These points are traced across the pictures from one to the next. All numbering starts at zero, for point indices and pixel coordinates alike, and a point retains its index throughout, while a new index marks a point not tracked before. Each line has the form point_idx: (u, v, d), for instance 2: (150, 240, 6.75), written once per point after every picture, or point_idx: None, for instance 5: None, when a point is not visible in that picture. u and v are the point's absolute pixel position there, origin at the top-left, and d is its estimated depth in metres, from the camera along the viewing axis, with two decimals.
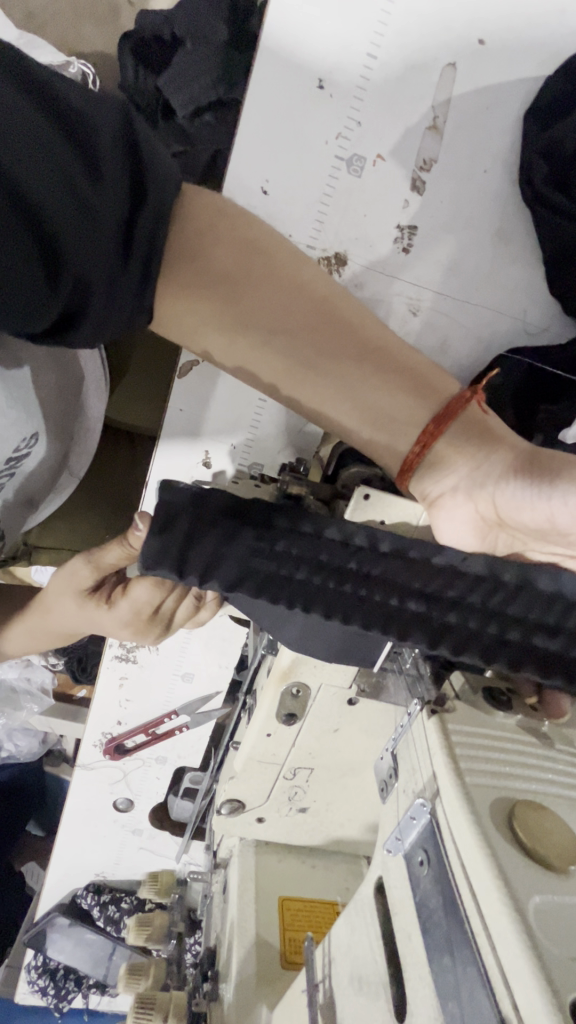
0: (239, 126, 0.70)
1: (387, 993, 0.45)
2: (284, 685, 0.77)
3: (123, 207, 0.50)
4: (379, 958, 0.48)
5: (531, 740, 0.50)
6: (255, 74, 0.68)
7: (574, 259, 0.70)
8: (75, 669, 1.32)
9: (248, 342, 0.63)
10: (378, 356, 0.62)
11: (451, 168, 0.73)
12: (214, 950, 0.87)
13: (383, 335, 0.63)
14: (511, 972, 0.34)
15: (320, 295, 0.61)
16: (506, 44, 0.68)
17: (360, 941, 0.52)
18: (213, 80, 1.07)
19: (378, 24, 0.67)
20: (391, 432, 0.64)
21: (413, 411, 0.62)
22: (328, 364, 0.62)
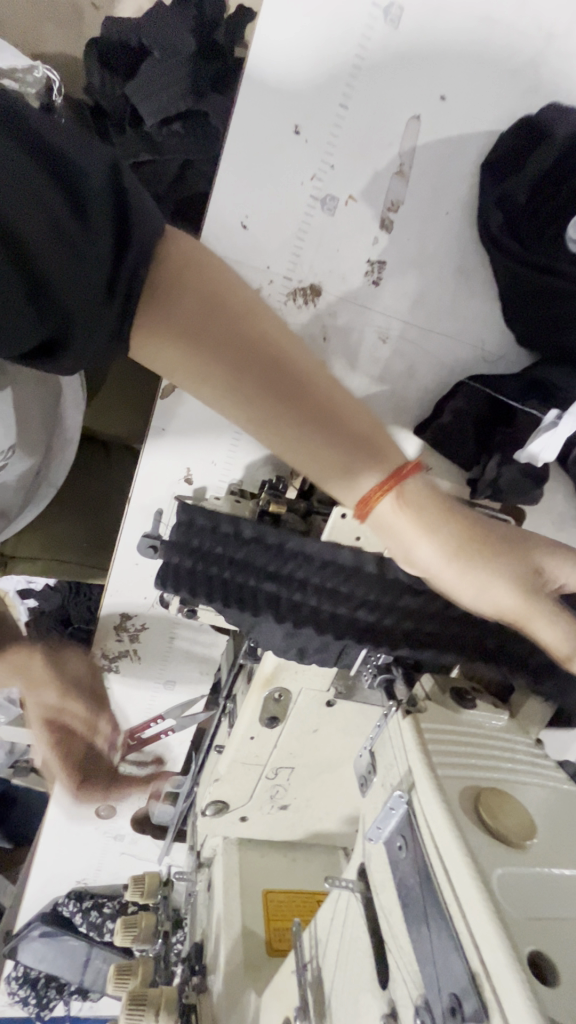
0: (219, 164, 0.74)
1: (369, 963, 0.51)
2: (267, 690, 0.81)
3: (105, 252, 0.48)
4: (363, 930, 0.53)
5: (492, 734, 0.57)
6: (235, 117, 0.73)
7: (526, 299, 0.77)
8: (43, 674, 1.33)
9: (217, 399, 0.58)
10: (327, 400, 0.58)
11: (416, 210, 0.79)
12: (201, 945, 0.91)
13: (354, 406, 0.60)
14: (477, 935, 0.39)
15: (296, 364, 0.57)
16: (466, 99, 0.74)
17: (344, 922, 0.57)
18: (182, 92, 1.11)
19: (351, 69, 0.72)
20: (347, 478, 0.61)
21: (370, 469, 0.60)
22: (290, 415, 0.58)
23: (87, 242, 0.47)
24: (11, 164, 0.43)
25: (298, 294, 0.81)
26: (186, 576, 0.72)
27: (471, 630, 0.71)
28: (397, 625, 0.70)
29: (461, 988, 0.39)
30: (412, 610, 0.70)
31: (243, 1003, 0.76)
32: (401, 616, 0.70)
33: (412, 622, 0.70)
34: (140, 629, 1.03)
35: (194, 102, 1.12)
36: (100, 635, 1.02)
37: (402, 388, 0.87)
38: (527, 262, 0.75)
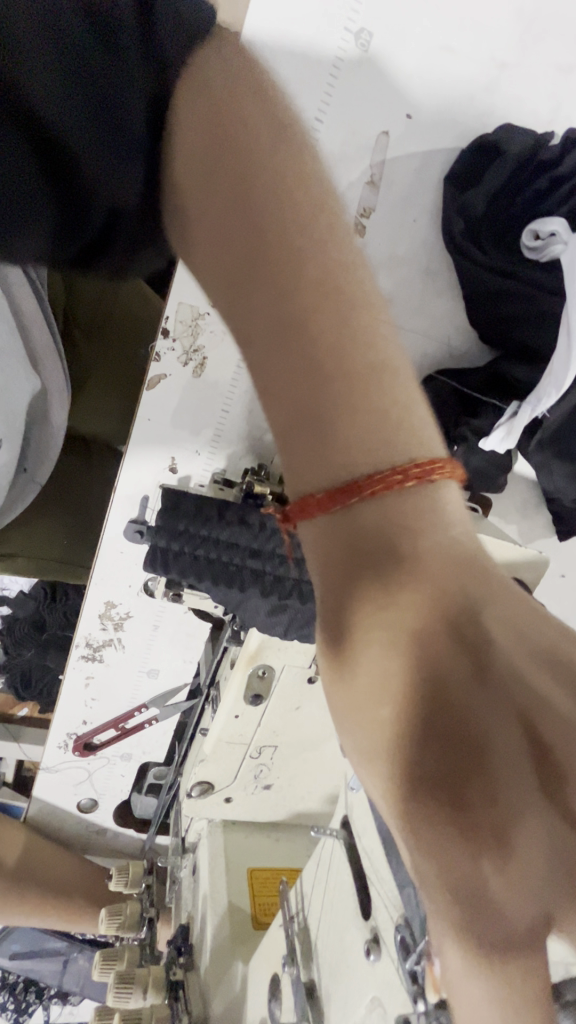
0: None
1: (353, 899, 0.54)
2: (252, 667, 0.85)
3: (143, 104, 0.44)
4: (346, 868, 0.57)
5: None
6: None
7: (487, 299, 0.84)
8: (17, 685, 1.40)
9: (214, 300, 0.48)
10: (411, 530, 0.41)
11: (386, 216, 0.85)
12: (188, 927, 0.92)
13: (371, 398, 0.41)
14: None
15: (308, 308, 0.42)
16: (429, 118, 0.81)
17: (328, 870, 0.60)
18: None
19: (328, 83, 0.78)
20: (285, 388, 0.42)
21: (346, 424, 0.41)
22: (249, 301, 0.44)
23: (123, 99, 0.44)
24: (41, 27, 0.41)
25: None
26: (174, 560, 0.75)
27: None
28: None
29: None
30: None
31: (231, 972, 0.78)
32: None
33: None
34: (124, 617, 1.05)
35: None
36: (84, 623, 1.04)
37: None
38: (485, 266, 0.82)
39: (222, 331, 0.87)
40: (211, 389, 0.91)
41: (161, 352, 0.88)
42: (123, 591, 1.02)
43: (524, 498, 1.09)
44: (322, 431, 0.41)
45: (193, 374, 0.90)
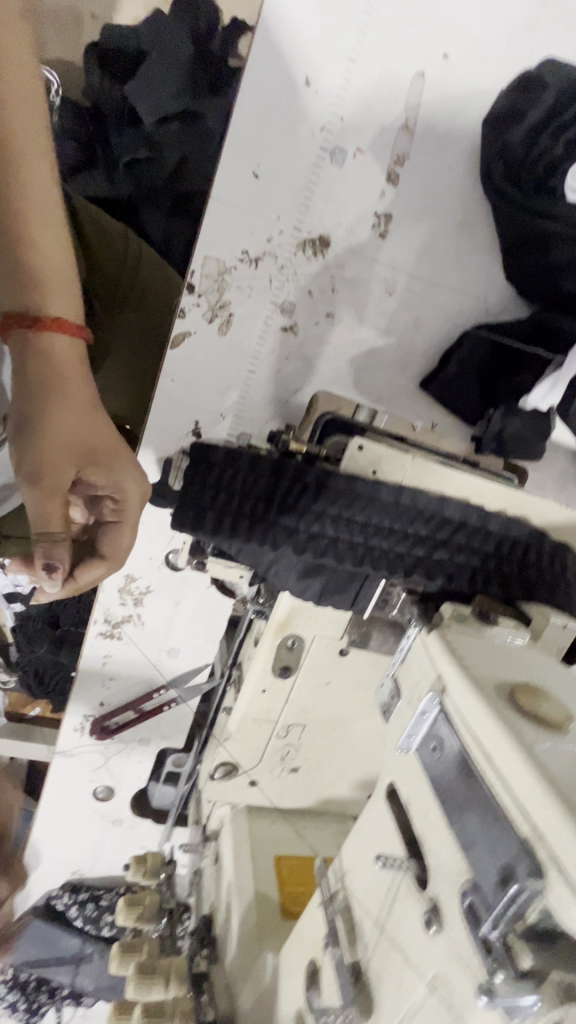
0: (236, 108, 0.77)
1: (410, 877, 0.48)
2: (280, 637, 0.80)
3: None
4: (397, 843, 0.51)
5: (516, 654, 0.58)
6: (251, 58, 0.74)
7: (529, 248, 0.81)
8: (33, 677, 1.33)
9: (25, 201, 0.57)
10: (109, 441, 0.65)
11: (421, 163, 0.82)
12: (211, 917, 0.87)
13: (68, 284, 0.62)
14: (521, 796, 0.39)
15: (67, 255, 0.62)
16: (466, 60, 0.78)
17: (375, 836, 0.55)
18: (180, 95, 1.24)
19: (363, 19, 0.75)
20: (32, 250, 0.59)
21: (57, 292, 0.61)
22: (29, 223, 0.58)
23: None
24: None
25: (308, 245, 0.84)
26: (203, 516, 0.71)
27: (484, 562, 0.74)
28: (413, 559, 0.73)
29: (511, 856, 0.38)
30: (428, 545, 0.73)
31: (259, 964, 0.72)
32: (417, 552, 0.73)
33: (428, 556, 0.73)
34: (144, 592, 1.01)
35: (191, 102, 1.25)
36: (104, 599, 1.00)
37: (408, 340, 0.90)
38: (529, 209, 0.79)
39: (249, 286, 0.85)
40: (236, 350, 0.88)
41: (185, 308, 0.84)
42: (143, 565, 0.99)
43: (563, 470, 1.03)
44: (67, 295, 0.62)
45: (218, 332, 0.86)
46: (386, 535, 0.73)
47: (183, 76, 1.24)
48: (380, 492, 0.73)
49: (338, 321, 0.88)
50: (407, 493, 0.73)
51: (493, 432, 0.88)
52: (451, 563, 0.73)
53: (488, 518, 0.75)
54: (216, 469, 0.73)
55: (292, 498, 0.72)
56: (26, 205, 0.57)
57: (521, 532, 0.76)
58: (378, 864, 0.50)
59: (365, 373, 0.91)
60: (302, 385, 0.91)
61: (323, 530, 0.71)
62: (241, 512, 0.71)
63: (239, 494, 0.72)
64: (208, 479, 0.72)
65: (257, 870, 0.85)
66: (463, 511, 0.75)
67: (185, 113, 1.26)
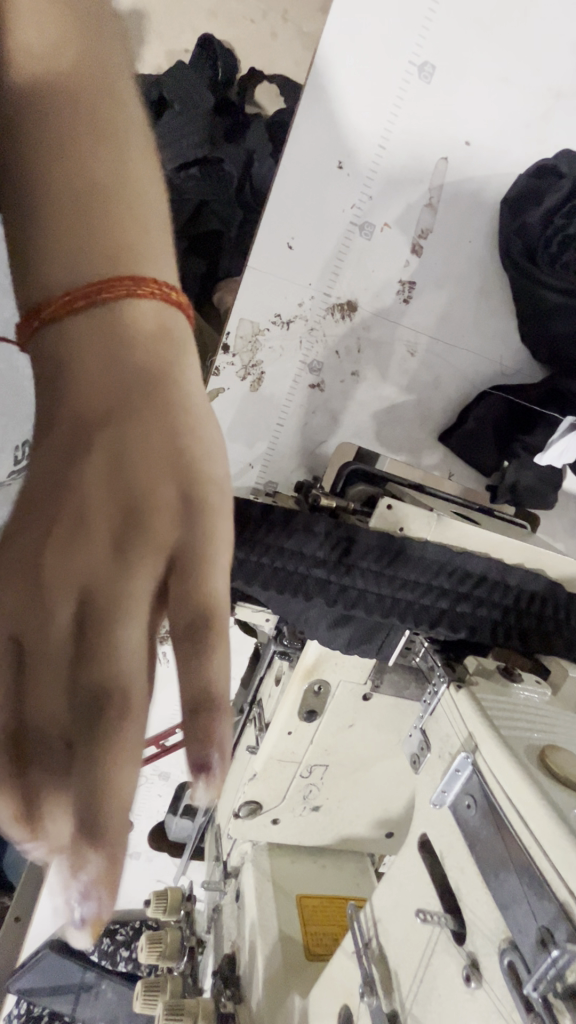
0: (274, 187, 0.83)
1: (447, 932, 0.51)
2: (308, 682, 0.84)
3: None
4: (434, 896, 0.54)
5: (541, 711, 0.62)
6: (289, 145, 0.81)
7: (543, 316, 0.87)
8: None
9: (77, 134, 0.40)
10: (200, 468, 0.38)
11: (444, 236, 0.88)
12: (234, 956, 0.89)
13: (138, 236, 0.40)
14: (557, 862, 0.42)
15: (142, 202, 0.41)
16: (486, 145, 0.84)
17: (409, 888, 0.58)
18: (198, 142, 1.33)
19: (392, 109, 0.81)
20: (76, 195, 0.39)
21: (107, 245, 0.39)
22: (68, 157, 0.40)
23: None
24: None
25: (336, 309, 0.89)
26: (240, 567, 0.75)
27: (504, 614, 0.78)
28: (437, 612, 0.77)
29: (550, 918, 0.41)
30: (451, 598, 0.77)
31: (287, 1006, 0.74)
32: (441, 604, 0.77)
33: (451, 608, 0.77)
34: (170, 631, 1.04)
35: (208, 150, 1.34)
36: None
37: (428, 396, 0.95)
38: (540, 281, 0.84)
39: (280, 346, 0.90)
40: (266, 404, 0.93)
41: (220, 367, 0.89)
42: None
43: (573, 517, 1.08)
44: (124, 230, 0.39)
45: (250, 389, 0.91)
46: (412, 588, 0.77)
47: (202, 126, 1.33)
48: (407, 548, 0.77)
49: (362, 379, 0.93)
50: (432, 548, 0.78)
51: (508, 484, 0.93)
52: (473, 615, 0.77)
53: (507, 572, 0.79)
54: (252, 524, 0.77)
55: (323, 553, 0.76)
56: (80, 143, 0.40)
57: (538, 585, 0.80)
58: (419, 917, 0.50)
59: (387, 426, 0.96)
60: (327, 437, 0.96)
61: (353, 584, 0.75)
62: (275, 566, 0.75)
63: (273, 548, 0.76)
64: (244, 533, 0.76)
65: (281, 910, 0.87)
66: (484, 565, 0.79)
67: (203, 159, 1.35)
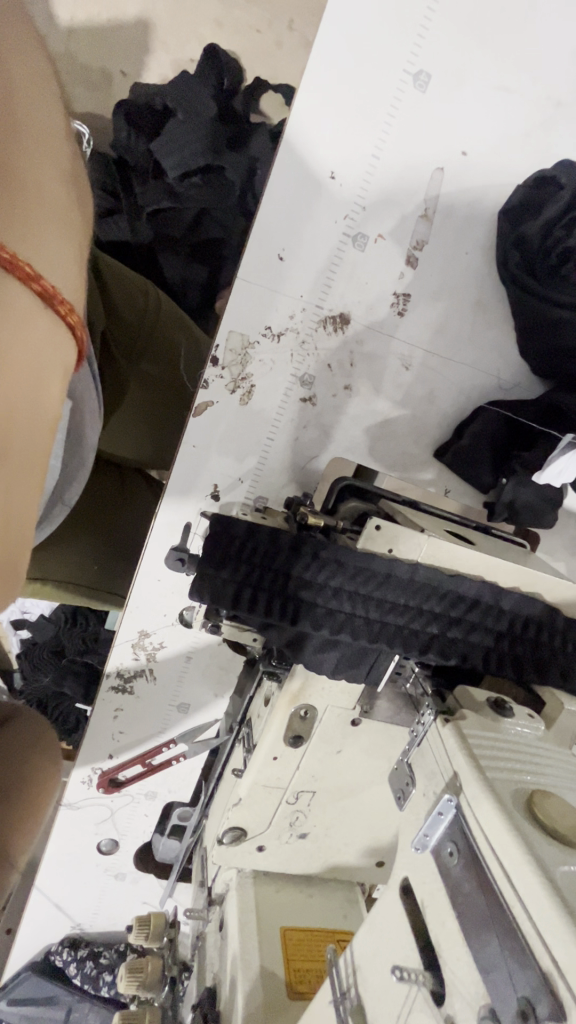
0: (265, 196, 0.80)
1: (426, 989, 0.48)
2: (294, 707, 0.81)
3: None
4: (414, 948, 0.51)
5: (533, 748, 0.59)
6: (281, 154, 0.79)
7: (542, 331, 0.84)
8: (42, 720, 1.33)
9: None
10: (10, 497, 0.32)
11: (439, 248, 0.85)
12: (215, 989, 0.86)
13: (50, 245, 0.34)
14: (541, 926, 0.39)
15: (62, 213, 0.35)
16: (483, 154, 0.82)
17: (389, 937, 0.55)
18: (202, 150, 1.29)
19: (388, 117, 0.79)
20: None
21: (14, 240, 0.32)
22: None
23: None
24: None
25: (328, 322, 0.87)
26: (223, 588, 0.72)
27: (497, 641, 0.75)
28: (427, 637, 0.74)
29: (532, 988, 0.39)
30: (442, 623, 0.74)
31: None
32: (432, 629, 0.74)
33: (442, 634, 0.74)
34: (157, 647, 1.02)
35: (212, 157, 1.30)
36: (117, 652, 1.01)
37: (423, 411, 0.93)
38: (540, 295, 0.82)
39: (270, 359, 0.88)
40: (256, 418, 0.90)
41: (208, 380, 0.87)
42: (157, 621, 1.00)
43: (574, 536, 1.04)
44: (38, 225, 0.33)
45: (240, 402, 0.89)
46: (401, 613, 0.74)
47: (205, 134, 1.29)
48: (396, 571, 0.74)
49: (355, 393, 0.91)
50: (423, 571, 0.75)
51: (505, 502, 0.89)
52: (465, 641, 0.74)
53: (501, 596, 0.76)
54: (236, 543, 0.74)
55: (310, 575, 0.73)
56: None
57: (534, 610, 0.77)
58: (395, 975, 0.49)
59: (380, 441, 0.94)
60: (319, 452, 0.93)
61: (339, 607, 0.73)
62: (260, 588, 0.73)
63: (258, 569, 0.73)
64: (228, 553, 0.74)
65: (264, 944, 0.84)
66: (477, 589, 0.76)
67: (206, 166, 1.32)
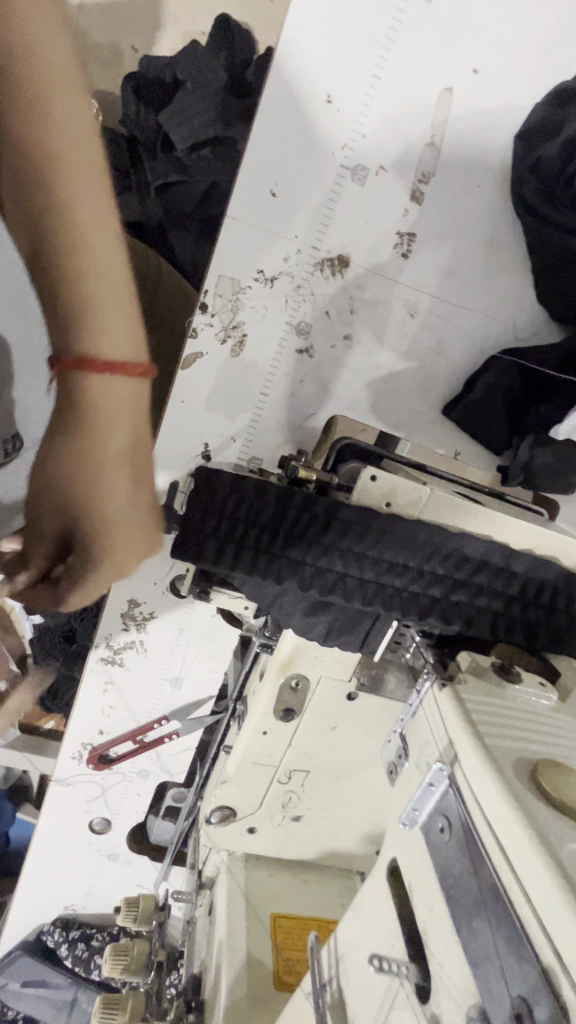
0: (255, 122, 0.74)
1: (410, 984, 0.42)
2: (284, 678, 0.75)
3: None
4: (399, 940, 0.45)
5: (544, 719, 0.51)
6: (272, 75, 0.72)
7: (565, 267, 0.77)
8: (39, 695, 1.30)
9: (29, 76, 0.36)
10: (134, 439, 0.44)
11: (447, 182, 0.78)
12: (200, 977, 0.81)
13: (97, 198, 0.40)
14: (542, 912, 0.32)
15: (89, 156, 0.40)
16: (497, 73, 0.74)
17: (373, 925, 0.49)
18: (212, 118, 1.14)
19: (389, 33, 0.72)
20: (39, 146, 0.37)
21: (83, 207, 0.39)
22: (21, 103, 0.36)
23: None
24: None
25: (326, 265, 0.81)
26: (203, 543, 0.67)
27: (507, 607, 0.67)
28: (428, 601, 0.67)
29: (529, 986, 0.33)
30: (446, 586, 0.67)
31: None
32: (434, 592, 0.67)
33: (445, 597, 0.67)
34: (148, 617, 0.97)
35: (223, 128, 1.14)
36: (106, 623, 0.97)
37: (430, 364, 0.86)
38: (557, 226, 0.75)
39: (263, 307, 0.82)
40: (249, 371, 0.84)
41: (197, 329, 0.82)
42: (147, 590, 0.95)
43: None
44: (88, 175, 0.39)
45: (231, 355, 0.83)
46: (399, 574, 0.67)
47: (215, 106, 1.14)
48: (395, 527, 0.67)
49: (355, 344, 0.84)
50: (423, 528, 0.68)
51: (521, 461, 0.81)
52: (470, 606, 0.67)
53: (513, 558, 0.69)
54: (218, 494, 0.68)
55: (298, 529, 0.67)
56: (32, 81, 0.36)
57: (550, 574, 0.69)
58: (373, 967, 0.44)
59: (383, 397, 0.87)
60: (317, 410, 0.87)
61: (330, 566, 0.66)
62: (242, 544, 0.67)
63: (242, 524, 0.67)
64: (211, 503, 0.68)
65: (254, 931, 0.79)
66: (485, 550, 0.68)
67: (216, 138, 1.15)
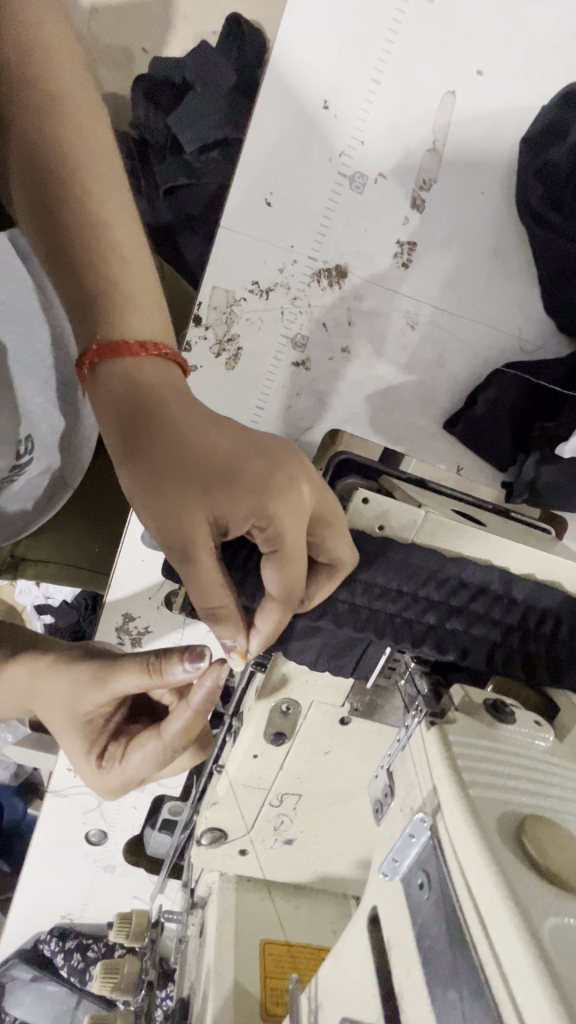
0: (249, 129, 0.72)
1: None
2: (274, 702, 0.73)
3: None
4: (375, 997, 0.43)
5: (539, 760, 0.48)
6: (266, 80, 0.70)
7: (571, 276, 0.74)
8: None
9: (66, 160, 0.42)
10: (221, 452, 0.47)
11: (450, 190, 0.75)
12: (189, 1000, 0.80)
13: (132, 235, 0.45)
14: (517, 996, 0.31)
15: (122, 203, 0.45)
16: (502, 77, 0.72)
17: (352, 976, 0.47)
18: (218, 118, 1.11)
19: (389, 33, 0.69)
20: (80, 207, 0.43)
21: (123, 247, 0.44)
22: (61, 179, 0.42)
23: None
24: None
25: (323, 275, 0.78)
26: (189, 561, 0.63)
27: (506, 635, 0.65)
28: (422, 628, 0.64)
29: None
30: (441, 613, 0.64)
31: None
32: (428, 619, 0.64)
33: (439, 625, 0.64)
34: (143, 631, 0.96)
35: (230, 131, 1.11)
36: (100, 637, 0.96)
37: (431, 377, 0.82)
38: (567, 236, 0.72)
39: (258, 319, 0.80)
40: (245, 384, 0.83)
41: (191, 341, 0.80)
42: (142, 604, 0.94)
43: None
44: (125, 222, 0.45)
45: (225, 367, 0.81)
46: (392, 599, 0.65)
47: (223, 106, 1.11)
48: (388, 551, 0.65)
49: (354, 357, 0.81)
50: (417, 552, 0.65)
51: (526, 478, 0.78)
52: (466, 634, 0.64)
53: (513, 584, 0.66)
54: None
55: None
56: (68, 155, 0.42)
57: (552, 601, 0.66)
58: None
59: (383, 412, 0.83)
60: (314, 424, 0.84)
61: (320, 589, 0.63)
62: None
63: None
64: None
65: (243, 957, 0.77)
66: (483, 575, 0.65)
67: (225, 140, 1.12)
